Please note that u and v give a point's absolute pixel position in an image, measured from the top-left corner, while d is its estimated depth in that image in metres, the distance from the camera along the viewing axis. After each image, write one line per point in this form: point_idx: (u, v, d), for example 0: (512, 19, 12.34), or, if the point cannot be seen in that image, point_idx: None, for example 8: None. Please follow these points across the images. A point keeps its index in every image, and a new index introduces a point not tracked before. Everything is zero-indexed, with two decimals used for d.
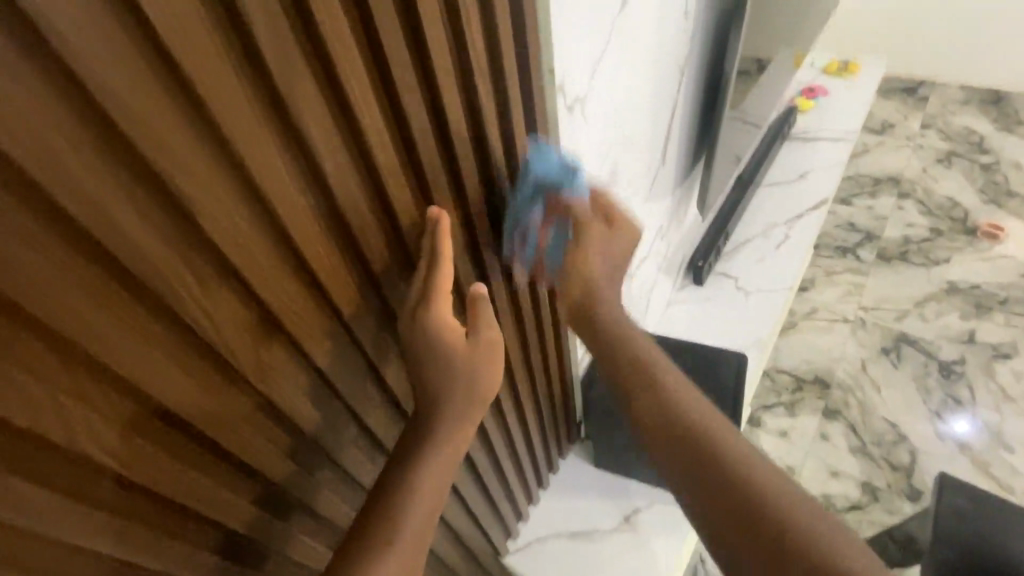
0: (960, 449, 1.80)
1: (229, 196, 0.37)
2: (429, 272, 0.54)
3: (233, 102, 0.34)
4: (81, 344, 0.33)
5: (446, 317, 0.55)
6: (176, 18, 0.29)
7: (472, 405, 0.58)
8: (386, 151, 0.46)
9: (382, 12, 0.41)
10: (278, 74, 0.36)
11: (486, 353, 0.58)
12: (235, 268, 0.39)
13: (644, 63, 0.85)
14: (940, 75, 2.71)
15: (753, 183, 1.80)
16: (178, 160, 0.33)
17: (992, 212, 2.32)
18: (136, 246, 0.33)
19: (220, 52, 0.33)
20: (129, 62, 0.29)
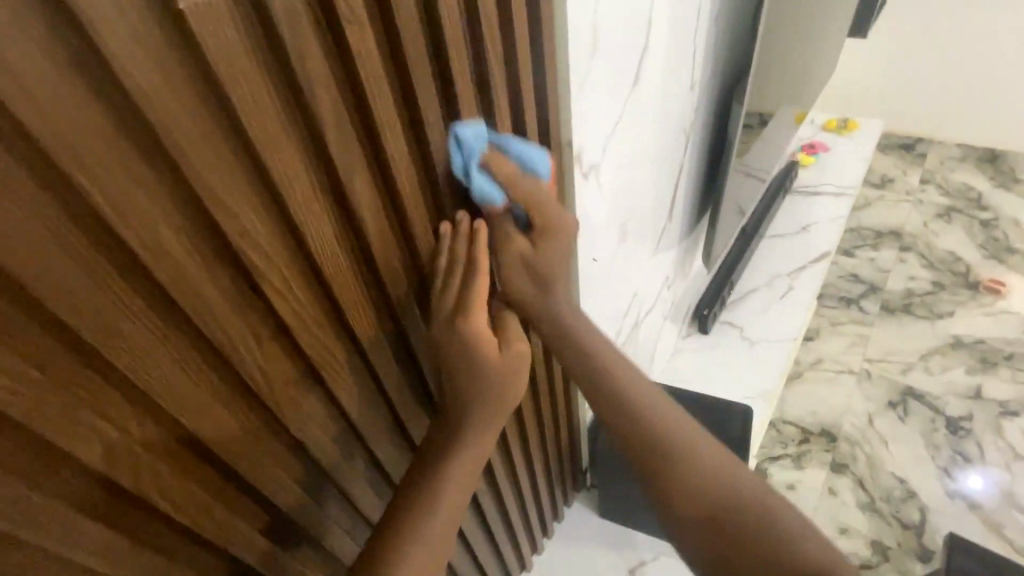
0: (971, 508, 1.77)
1: (283, 254, 0.40)
2: (465, 279, 0.53)
3: (295, 174, 0.38)
4: (139, 383, 0.35)
5: (481, 328, 0.55)
6: (234, 64, 0.32)
7: (496, 419, 0.58)
8: (412, 193, 0.48)
9: (418, 67, 0.44)
10: (324, 121, 0.38)
11: (517, 363, 0.57)
12: (280, 317, 0.41)
13: (653, 130, 0.91)
14: (936, 133, 2.81)
15: (756, 236, 1.86)
16: (241, 221, 0.36)
17: (993, 267, 2.35)
18: (196, 293, 0.35)
19: (280, 116, 0.36)
20: (186, 99, 0.31)
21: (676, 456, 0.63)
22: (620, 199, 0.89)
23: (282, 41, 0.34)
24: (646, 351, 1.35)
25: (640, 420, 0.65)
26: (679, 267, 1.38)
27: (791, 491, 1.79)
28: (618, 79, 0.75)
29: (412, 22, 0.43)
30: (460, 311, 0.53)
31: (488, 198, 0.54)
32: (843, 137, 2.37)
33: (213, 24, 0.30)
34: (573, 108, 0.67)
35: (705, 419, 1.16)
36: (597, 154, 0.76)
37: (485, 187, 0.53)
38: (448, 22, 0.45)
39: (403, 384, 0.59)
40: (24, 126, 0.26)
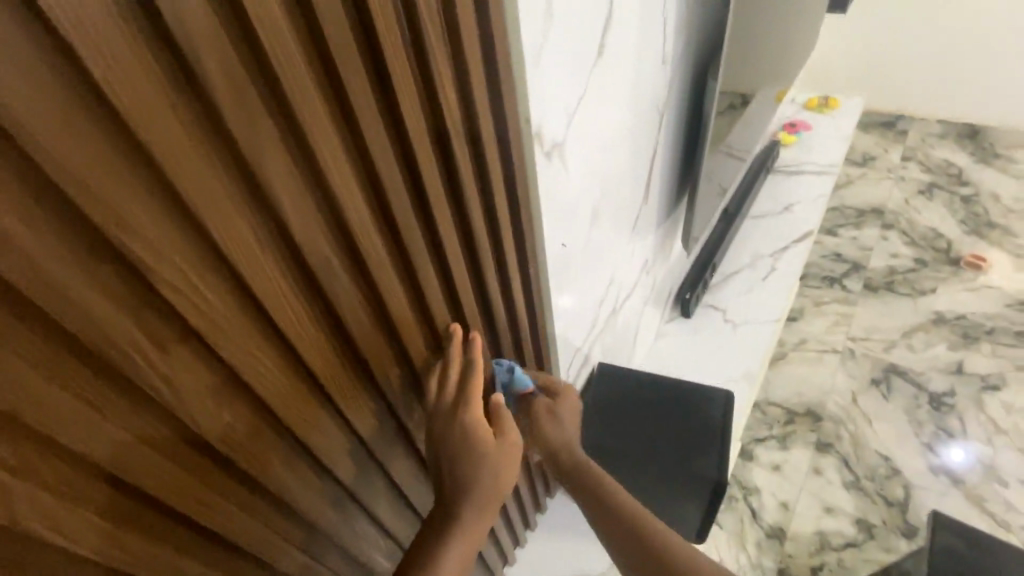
0: (954, 482, 1.78)
1: (175, 238, 0.34)
2: (464, 377, 0.63)
3: (177, 140, 0.32)
4: (8, 407, 0.30)
5: (481, 421, 0.62)
6: (96, 35, 0.27)
7: (491, 501, 0.62)
8: (349, 185, 0.43)
9: (336, 35, 0.38)
10: (224, 104, 0.33)
11: (512, 453, 0.64)
12: (176, 309, 0.35)
13: (622, 105, 0.86)
14: (917, 109, 2.80)
15: (739, 216, 1.83)
16: (107, 198, 0.30)
17: (974, 243, 2.35)
18: (64, 292, 0.30)
19: (170, 98, 0.31)
20: (34, 74, 0.26)
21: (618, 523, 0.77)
22: (589, 179, 0.84)
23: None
24: (627, 339, 1.32)
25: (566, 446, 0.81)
26: (658, 252, 1.35)
27: (776, 473, 1.79)
28: (581, 48, 0.70)
29: None
30: (460, 406, 0.61)
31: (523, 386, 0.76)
32: (825, 115, 2.34)
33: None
34: (529, 82, 0.62)
35: (684, 408, 1.12)
36: (560, 132, 0.71)
37: (522, 378, 0.75)
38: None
39: (359, 392, 0.54)
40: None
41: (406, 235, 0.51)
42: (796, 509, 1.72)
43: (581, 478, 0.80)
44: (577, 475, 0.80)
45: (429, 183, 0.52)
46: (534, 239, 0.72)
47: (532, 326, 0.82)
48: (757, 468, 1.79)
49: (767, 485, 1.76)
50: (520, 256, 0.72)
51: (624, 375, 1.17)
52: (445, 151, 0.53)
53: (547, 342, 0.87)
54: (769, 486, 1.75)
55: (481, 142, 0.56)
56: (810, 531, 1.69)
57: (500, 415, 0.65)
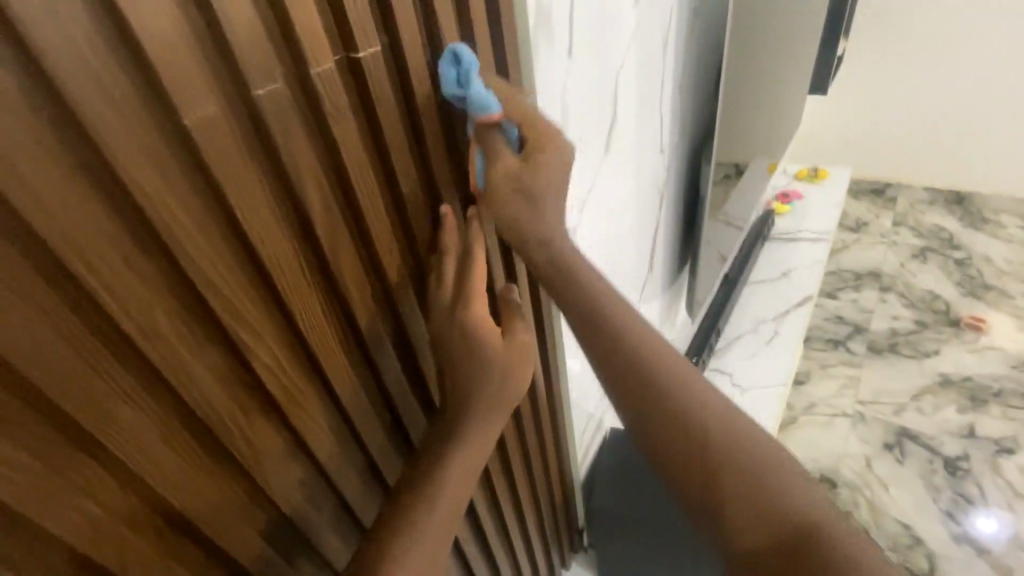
0: (979, 552, 1.73)
1: (265, 318, 0.40)
2: (463, 266, 0.55)
3: (275, 237, 0.39)
4: (119, 455, 0.35)
5: (483, 317, 0.55)
6: (224, 156, 0.34)
7: (496, 408, 0.58)
8: (397, 269, 0.50)
9: (398, 151, 0.47)
10: (312, 207, 0.40)
11: (522, 352, 0.59)
12: (257, 376, 0.41)
13: (630, 188, 0.95)
14: (903, 178, 2.96)
15: (739, 281, 1.92)
16: (219, 289, 0.37)
17: (972, 305, 2.41)
18: (177, 361, 0.36)
19: (270, 201, 0.38)
20: (178, 188, 0.33)
21: (726, 456, 0.58)
22: (602, 256, 0.91)
23: (267, 124, 0.36)
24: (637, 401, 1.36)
25: (632, 355, 0.61)
26: (664, 317, 1.41)
27: None
28: (593, 142, 0.78)
29: (389, 105, 0.45)
30: (460, 300, 0.54)
31: (483, 112, 0.49)
32: (815, 185, 2.48)
33: (204, 115, 0.33)
34: None
35: None
36: (575, 216, 0.78)
37: (480, 100, 0.49)
38: (421, 102, 0.48)
39: (390, 446, 0.58)
40: (25, 219, 0.28)
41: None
42: None
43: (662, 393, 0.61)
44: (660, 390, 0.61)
45: None
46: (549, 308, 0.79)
47: (549, 390, 0.87)
48: None
49: None
50: (538, 324, 0.78)
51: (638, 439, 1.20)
52: None
53: (561, 406, 0.91)
54: None
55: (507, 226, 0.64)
56: None
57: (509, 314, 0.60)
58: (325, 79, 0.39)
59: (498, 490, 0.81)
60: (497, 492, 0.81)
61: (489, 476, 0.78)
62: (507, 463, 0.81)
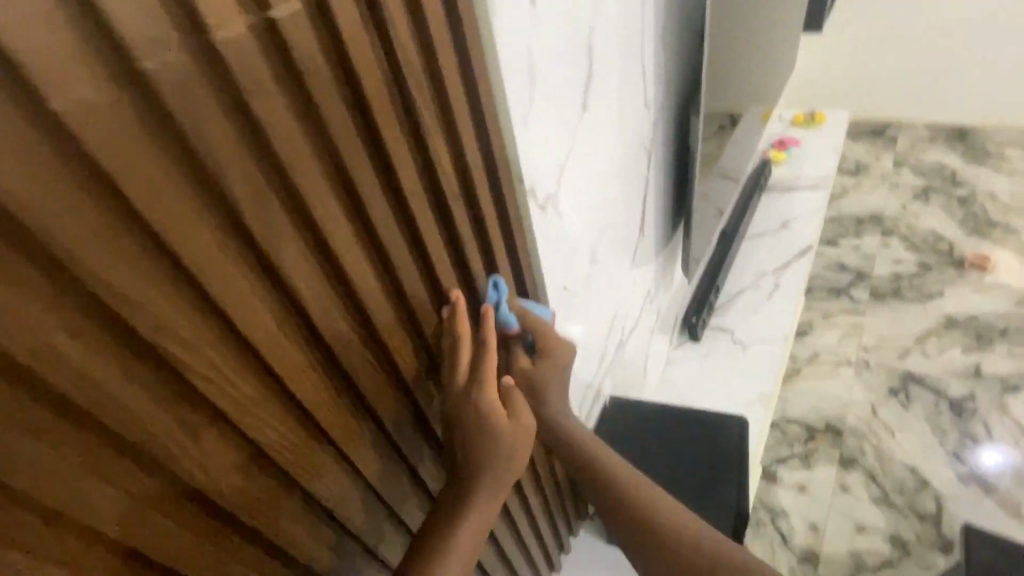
0: (986, 490, 1.74)
1: (205, 331, 0.37)
2: (476, 359, 0.59)
3: (206, 245, 0.35)
4: (40, 496, 0.32)
5: (493, 407, 0.59)
6: (118, 149, 0.30)
7: (505, 480, 0.62)
8: (357, 260, 0.46)
9: (339, 126, 0.41)
10: (241, 202, 0.36)
11: (525, 433, 0.62)
12: (203, 395, 0.38)
13: (614, 149, 0.89)
14: (903, 116, 2.86)
15: (737, 235, 1.87)
16: (142, 307, 0.33)
17: (977, 243, 2.36)
18: (94, 386, 0.32)
19: (190, 199, 0.34)
20: (64, 192, 0.29)
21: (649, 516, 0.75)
22: (586, 225, 0.86)
23: (169, 109, 0.31)
24: (637, 368, 1.33)
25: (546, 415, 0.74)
26: (659, 280, 1.37)
27: (803, 493, 1.76)
28: (569, 100, 0.72)
29: (319, 72, 0.39)
30: (474, 386, 0.59)
31: (506, 324, 0.65)
32: (811, 131, 2.40)
33: (83, 101, 0.28)
34: (519, 140, 0.64)
35: (700, 436, 1.12)
36: (552, 184, 0.72)
37: (506, 317, 0.65)
38: (362, 66, 0.42)
39: (378, 451, 0.56)
40: None
41: (415, 304, 0.55)
42: (827, 529, 1.69)
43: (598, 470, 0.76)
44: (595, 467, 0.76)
45: (432, 248, 0.54)
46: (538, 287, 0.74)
47: None
48: (781, 490, 1.77)
49: (793, 506, 1.74)
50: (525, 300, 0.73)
51: (635, 409, 1.17)
52: (444, 214, 0.56)
53: None
54: (796, 506, 1.74)
55: (478, 201, 0.58)
56: (844, 552, 1.65)
57: (512, 400, 0.62)
58: (234, 49, 0.33)
59: None
60: None
61: None
62: None
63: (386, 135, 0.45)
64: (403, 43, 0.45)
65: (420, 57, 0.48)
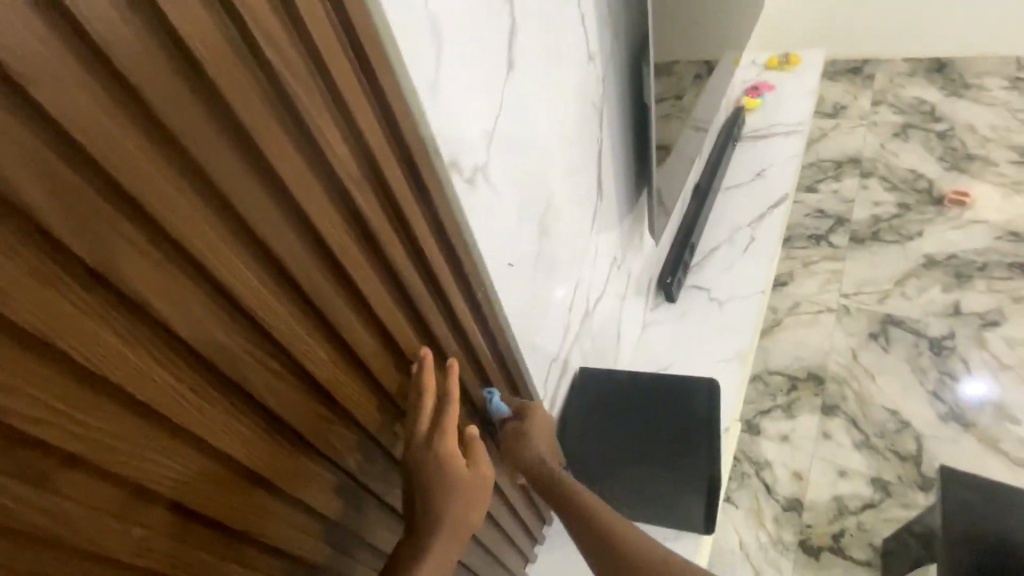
0: (964, 426, 1.76)
1: (43, 375, 0.32)
2: (439, 410, 0.62)
3: (15, 277, 0.30)
4: None
5: (453, 456, 0.61)
6: None
7: (466, 524, 0.62)
8: (235, 269, 0.41)
9: (180, 116, 0.35)
10: (57, 221, 0.31)
11: (484, 483, 0.64)
12: (55, 444, 0.34)
13: (554, 112, 0.82)
14: (881, 51, 2.76)
15: (712, 188, 1.81)
16: None
17: (956, 179, 2.32)
18: None
19: None
20: None
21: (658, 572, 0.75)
22: (529, 195, 0.80)
23: None
24: (609, 337, 1.30)
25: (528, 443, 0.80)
26: (626, 245, 1.32)
27: (786, 443, 1.77)
28: (490, 60, 0.65)
29: (136, 52, 0.32)
30: (435, 434, 0.61)
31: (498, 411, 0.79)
32: (786, 73, 2.31)
33: None
34: (432, 111, 0.58)
35: (670, 402, 1.09)
36: (479, 155, 0.67)
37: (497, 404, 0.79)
38: (198, 42, 0.35)
39: (306, 468, 0.52)
40: None
41: (330, 313, 0.50)
42: (810, 477, 1.71)
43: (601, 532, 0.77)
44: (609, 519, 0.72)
45: (336, 244, 0.48)
46: (477, 266, 0.69)
47: (498, 351, 0.79)
48: (765, 441, 1.78)
49: (776, 457, 1.75)
50: (462, 282, 0.68)
51: (604, 379, 1.14)
52: (349, 204, 0.49)
53: (518, 367, 0.84)
54: (779, 457, 1.75)
55: (389, 186, 0.53)
56: (828, 497, 1.67)
57: (473, 446, 0.65)
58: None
59: None
60: None
61: None
62: None
63: (249, 120, 0.39)
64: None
65: (280, 16, 0.40)
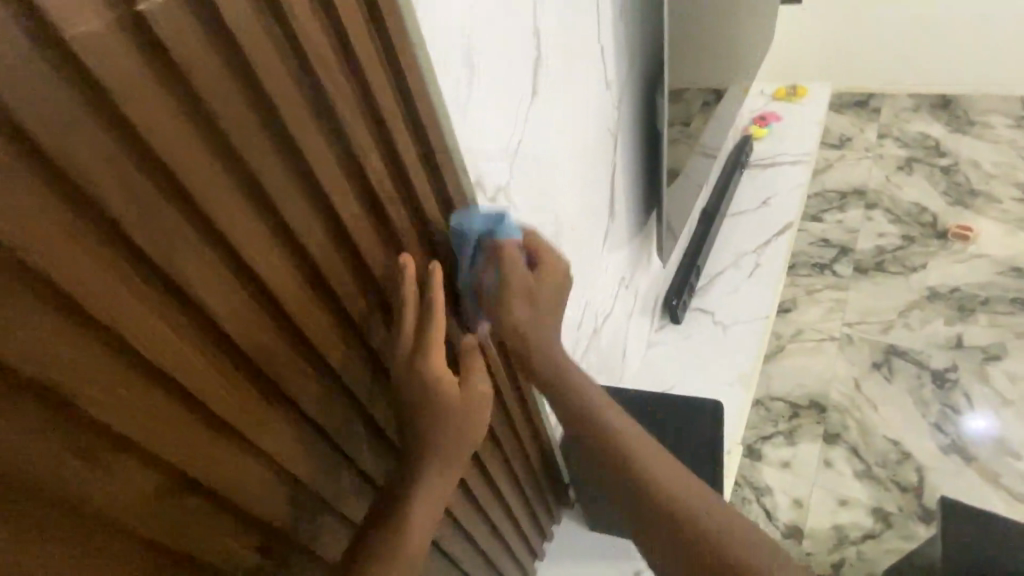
0: (966, 459, 1.76)
1: (109, 364, 0.34)
2: (421, 320, 0.56)
3: (89, 269, 0.32)
4: None
5: (442, 372, 0.56)
6: None
7: (462, 444, 0.59)
8: (278, 271, 0.44)
9: (242, 130, 0.38)
10: (134, 223, 0.33)
11: (478, 399, 0.59)
12: (81, 408, 0.33)
13: (572, 134, 0.86)
14: (887, 86, 2.82)
15: (718, 214, 1.85)
16: (24, 342, 0.30)
17: (959, 214, 2.35)
18: None
19: (70, 224, 0.31)
20: None
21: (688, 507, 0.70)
22: (545, 212, 0.83)
23: (30, 130, 0.28)
24: (615, 355, 1.31)
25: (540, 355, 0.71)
26: (635, 265, 1.35)
27: (787, 470, 1.78)
28: (515, 86, 0.69)
29: (211, 72, 0.35)
30: (417, 352, 0.55)
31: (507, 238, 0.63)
32: (793, 105, 2.36)
33: None
34: (460, 132, 0.61)
35: (676, 422, 1.10)
36: (501, 174, 0.70)
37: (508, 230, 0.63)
38: (263, 66, 0.38)
39: (325, 464, 0.54)
40: None
41: (342, 298, 0.51)
42: (810, 505, 1.71)
43: (649, 485, 0.71)
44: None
45: (367, 252, 0.52)
46: None
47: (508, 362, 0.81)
48: (766, 467, 1.78)
49: (776, 483, 1.75)
50: None
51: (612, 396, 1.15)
52: (381, 216, 0.53)
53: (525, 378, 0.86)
54: (780, 483, 1.75)
55: (417, 199, 0.56)
56: (828, 526, 1.67)
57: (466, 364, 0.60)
58: (93, 46, 0.29)
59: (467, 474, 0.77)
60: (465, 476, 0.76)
61: None
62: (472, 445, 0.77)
63: (300, 136, 0.42)
64: (303, 18, 0.41)
65: (332, 44, 0.44)
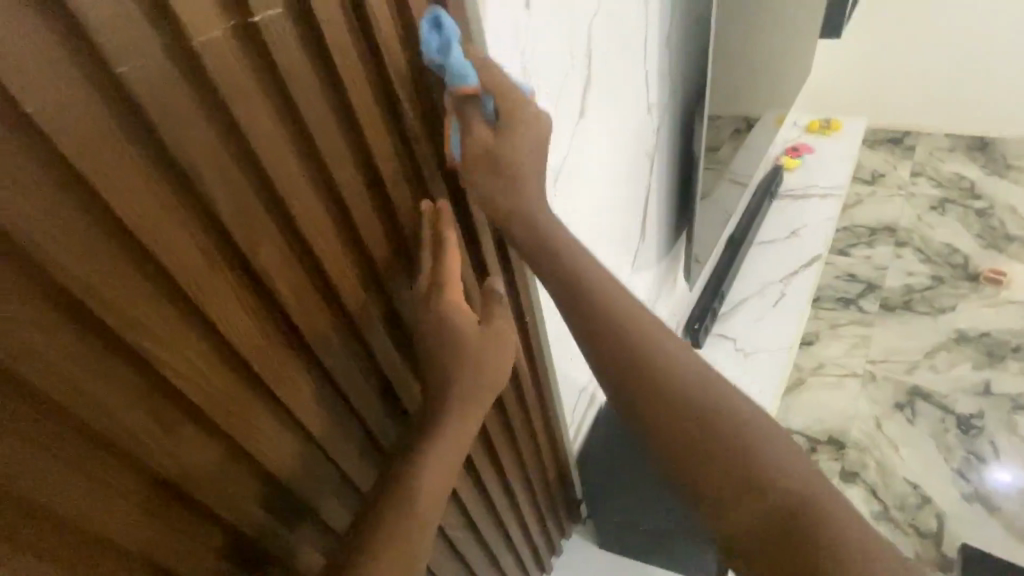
0: (990, 510, 1.71)
1: (190, 337, 0.38)
2: (435, 257, 0.53)
3: (186, 252, 0.36)
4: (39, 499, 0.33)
5: (459, 307, 0.54)
6: (107, 167, 0.31)
7: (480, 392, 0.57)
8: (340, 265, 0.46)
9: (324, 132, 0.41)
10: (228, 212, 0.37)
11: (496, 338, 0.57)
12: (139, 352, 0.35)
13: (612, 154, 0.88)
14: (924, 125, 2.80)
15: (745, 242, 1.85)
16: (125, 311, 0.34)
17: (993, 258, 2.31)
18: (84, 391, 0.33)
19: (175, 209, 0.34)
20: (58, 207, 0.30)
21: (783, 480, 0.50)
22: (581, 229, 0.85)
23: (156, 126, 0.32)
24: None
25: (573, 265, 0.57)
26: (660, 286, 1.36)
27: None
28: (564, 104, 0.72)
29: (305, 78, 0.39)
30: (433, 289, 0.53)
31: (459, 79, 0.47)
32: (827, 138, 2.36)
33: (74, 118, 0.29)
34: None
35: None
36: None
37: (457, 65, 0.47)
38: (349, 75, 0.41)
39: (360, 451, 0.57)
40: None
41: (389, 286, 0.53)
42: None
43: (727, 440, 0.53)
44: (714, 425, 0.53)
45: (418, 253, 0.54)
46: (526, 284, 0.73)
47: (534, 369, 0.83)
48: None
49: None
50: (513, 301, 0.73)
51: None
52: None
53: (549, 387, 0.88)
54: None
55: (467, 205, 0.59)
56: None
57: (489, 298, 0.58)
58: (214, 53, 0.33)
59: (486, 475, 0.80)
60: (483, 477, 0.78)
61: (472, 459, 0.75)
62: (493, 449, 0.79)
63: (372, 140, 0.45)
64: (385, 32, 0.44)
65: (407, 56, 0.47)
